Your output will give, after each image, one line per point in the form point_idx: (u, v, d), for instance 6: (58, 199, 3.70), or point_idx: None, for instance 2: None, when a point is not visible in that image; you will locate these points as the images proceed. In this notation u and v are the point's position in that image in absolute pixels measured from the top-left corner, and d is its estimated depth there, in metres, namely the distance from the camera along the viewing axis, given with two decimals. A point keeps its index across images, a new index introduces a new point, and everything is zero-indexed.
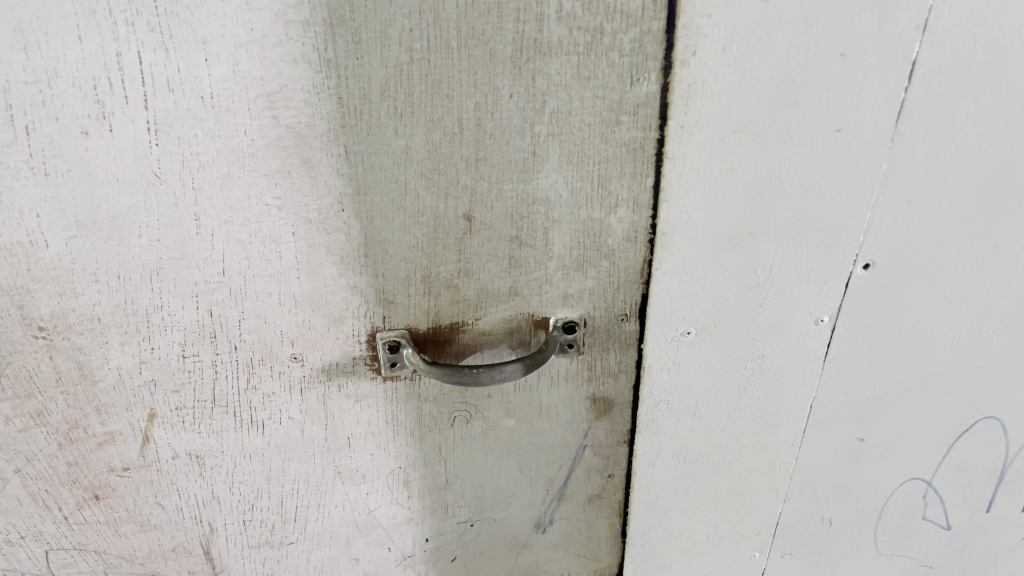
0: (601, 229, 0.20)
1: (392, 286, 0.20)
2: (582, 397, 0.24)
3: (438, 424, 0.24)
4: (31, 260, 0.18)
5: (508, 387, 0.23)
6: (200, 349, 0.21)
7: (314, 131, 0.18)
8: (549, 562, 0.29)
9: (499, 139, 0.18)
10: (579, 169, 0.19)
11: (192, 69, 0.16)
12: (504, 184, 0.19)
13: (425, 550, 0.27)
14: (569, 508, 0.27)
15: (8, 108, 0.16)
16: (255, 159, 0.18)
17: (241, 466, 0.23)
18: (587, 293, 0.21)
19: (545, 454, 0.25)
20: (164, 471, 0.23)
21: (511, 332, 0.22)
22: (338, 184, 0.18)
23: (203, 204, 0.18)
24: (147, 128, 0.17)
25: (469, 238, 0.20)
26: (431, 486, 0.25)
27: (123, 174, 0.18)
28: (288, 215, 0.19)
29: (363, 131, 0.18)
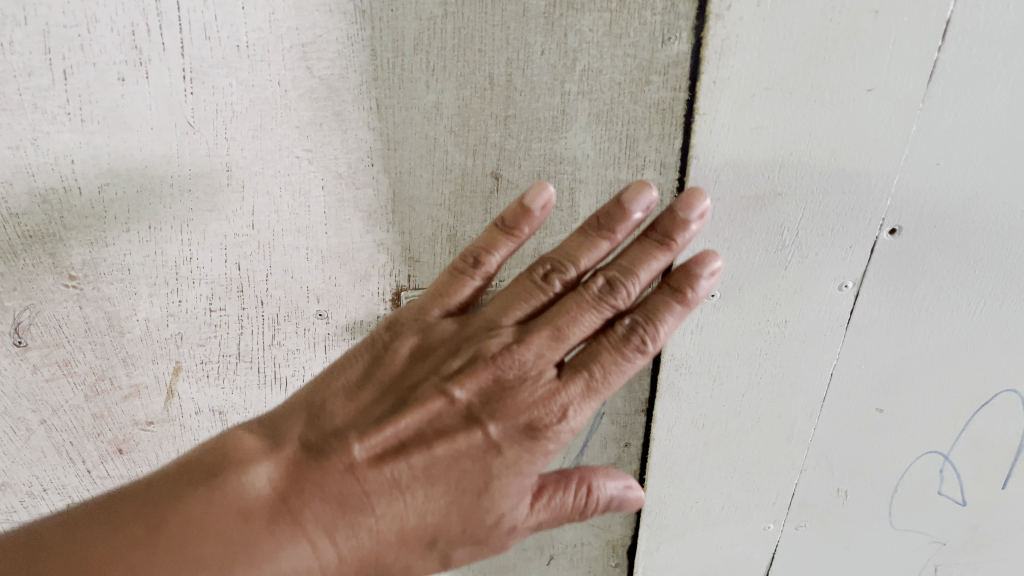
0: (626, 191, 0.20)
1: (418, 245, 0.21)
2: None
3: None
4: (64, 206, 0.19)
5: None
6: (227, 304, 0.21)
7: (347, 84, 0.18)
8: (562, 532, 0.29)
9: (529, 96, 0.18)
10: (608, 129, 0.19)
11: (229, 18, 0.17)
12: (533, 143, 0.19)
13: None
14: None
15: (46, 52, 0.16)
16: (288, 111, 0.18)
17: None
18: None
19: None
20: (187, 426, 0.23)
21: None
22: (369, 138, 0.19)
23: (234, 155, 0.18)
24: (183, 76, 0.17)
25: (495, 197, 0.20)
26: None
27: (157, 122, 0.18)
28: (319, 168, 0.19)
29: (395, 85, 0.18)
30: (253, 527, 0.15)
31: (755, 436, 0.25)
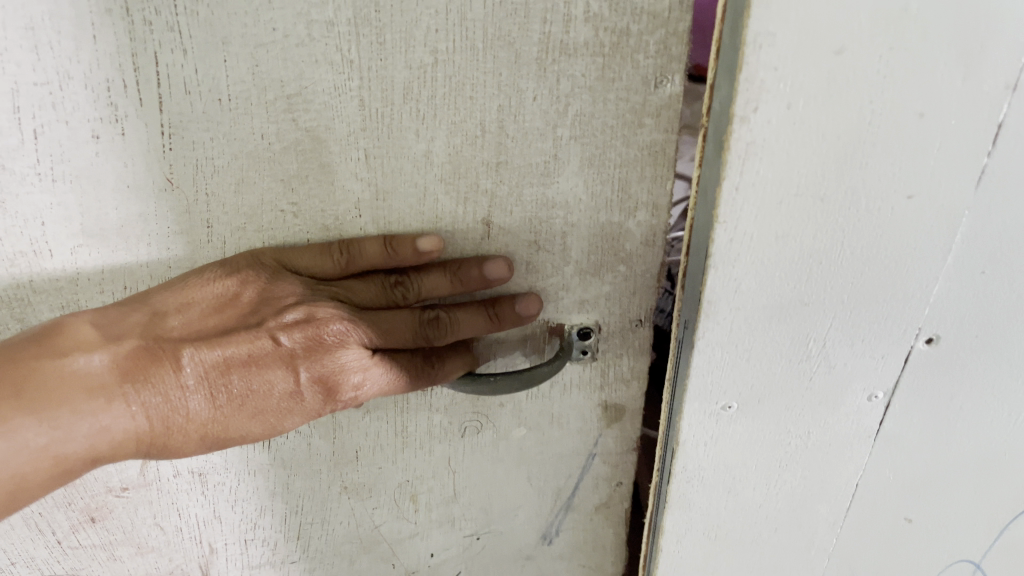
0: (619, 233, 0.20)
1: None
2: (592, 404, 0.23)
3: (449, 434, 0.23)
4: (34, 269, 0.18)
5: (522, 398, 0.23)
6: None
7: (334, 135, 0.17)
8: (554, 573, 0.29)
9: (520, 141, 0.18)
10: (599, 171, 0.19)
11: (209, 72, 0.16)
12: (523, 188, 0.19)
13: (429, 564, 0.27)
14: (575, 518, 0.27)
15: (14, 110, 0.16)
16: (273, 163, 0.17)
17: (246, 485, 0.23)
18: (602, 298, 0.21)
19: (552, 463, 0.25)
20: (163, 489, 0.22)
21: (525, 339, 0.22)
22: (356, 189, 0.18)
23: (213, 212, 0.18)
24: (162, 132, 0.16)
25: (486, 242, 0.20)
26: (439, 499, 0.25)
27: (133, 181, 0.17)
28: (304, 222, 0.18)
29: (384, 135, 0.17)
30: (95, 403, 0.17)
31: (769, 544, 0.24)
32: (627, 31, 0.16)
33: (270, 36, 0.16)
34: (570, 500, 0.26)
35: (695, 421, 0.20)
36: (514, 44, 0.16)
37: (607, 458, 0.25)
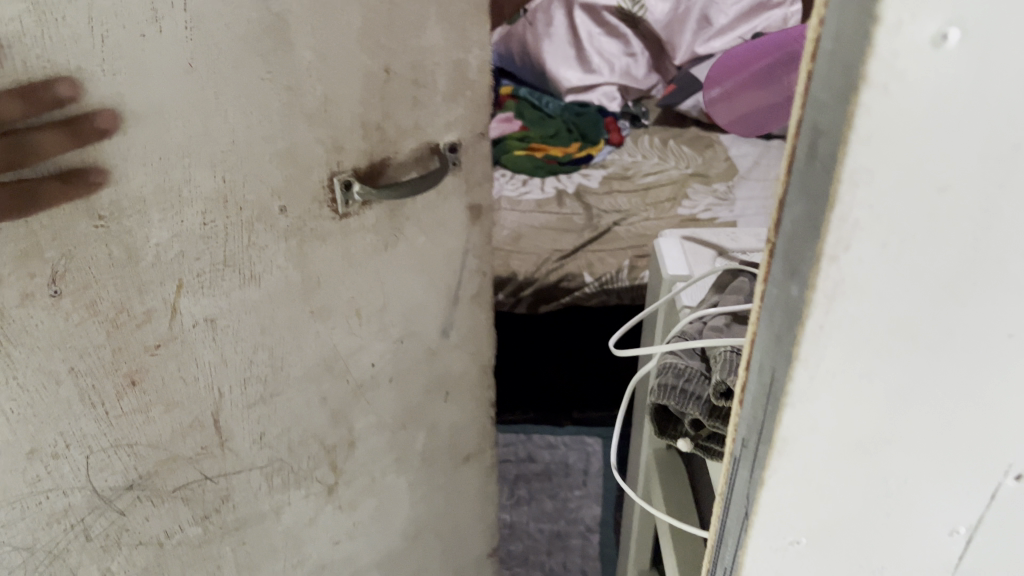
0: (464, 65, 0.31)
1: (344, 134, 0.29)
2: (461, 204, 0.34)
3: (377, 250, 0.32)
4: (97, 156, 0.24)
5: (419, 206, 0.33)
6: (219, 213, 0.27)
7: (292, 15, 0.25)
8: (451, 365, 0.39)
9: (404, 6, 0.28)
10: (449, 22, 0.29)
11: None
12: (408, 41, 0.29)
13: (372, 375, 0.35)
14: (460, 307, 0.37)
15: (89, 20, 0.22)
16: (254, 42, 0.25)
17: (248, 323, 0.30)
18: (459, 119, 0.32)
19: (442, 262, 0.35)
20: (186, 340, 0.28)
21: (418, 161, 0.31)
22: (310, 59, 0.27)
23: (227, 88, 0.25)
24: (184, 26, 0.24)
25: (388, 85, 0.29)
26: (373, 311, 0.34)
27: (167, 68, 0.24)
28: (276, 85, 0.26)
29: (322, 11, 0.26)
30: None
31: None
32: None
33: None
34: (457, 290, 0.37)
35: (764, 558, 0.20)
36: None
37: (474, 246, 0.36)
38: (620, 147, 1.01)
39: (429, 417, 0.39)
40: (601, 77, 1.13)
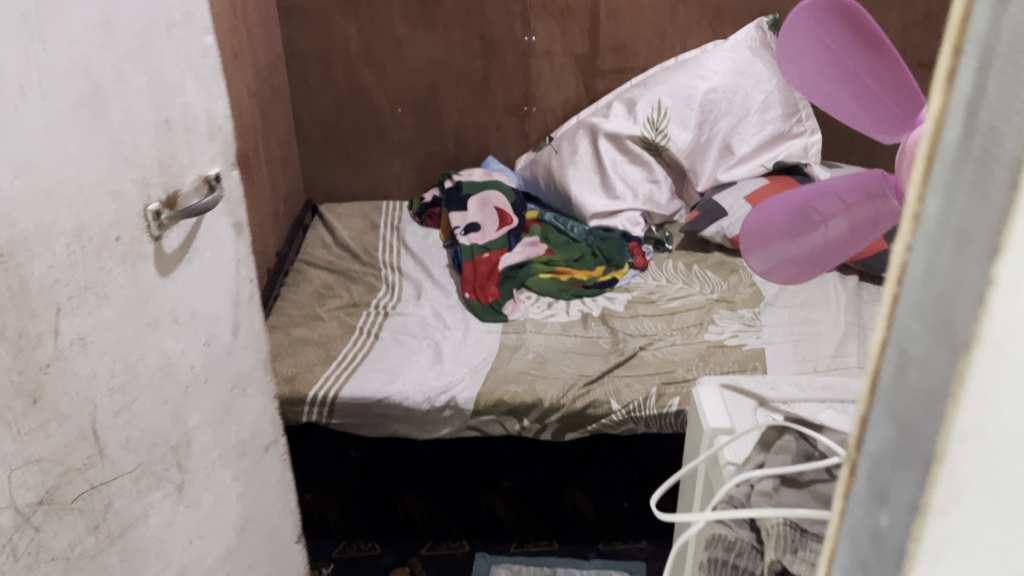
0: (189, 152, 0.53)
1: (148, 193, 0.49)
2: (206, 220, 0.57)
3: (174, 259, 0.53)
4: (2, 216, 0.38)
5: (199, 227, 0.56)
6: (80, 242, 0.43)
7: (107, 113, 0.45)
8: (216, 330, 0.59)
9: (168, 94, 0.50)
10: (195, 96, 0.54)
11: (67, 65, 0.41)
12: (167, 125, 0.50)
13: (174, 359, 0.54)
14: (212, 292, 0.58)
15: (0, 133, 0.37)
16: (86, 136, 0.43)
17: (110, 324, 0.47)
18: (195, 175, 0.54)
19: (218, 268, 0.59)
20: (58, 352, 0.43)
21: (191, 189, 0.54)
22: (123, 115, 0.46)
23: (80, 134, 0.42)
24: (37, 135, 0.39)
25: (169, 132, 0.51)
26: (173, 303, 0.53)
27: (27, 163, 0.39)
28: (93, 163, 0.44)
29: (115, 109, 0.45)
30: None
31: None
32: (174, 27, 0.51)
33: (89, 42, 0.42)
34: (235, 296, 0.62)
35: None
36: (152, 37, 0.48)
37: (236, 253, 0.62)
38: (644, 270, 1.32)
39: (214, 391, 0.60)
40: (624, 203, 1.43)
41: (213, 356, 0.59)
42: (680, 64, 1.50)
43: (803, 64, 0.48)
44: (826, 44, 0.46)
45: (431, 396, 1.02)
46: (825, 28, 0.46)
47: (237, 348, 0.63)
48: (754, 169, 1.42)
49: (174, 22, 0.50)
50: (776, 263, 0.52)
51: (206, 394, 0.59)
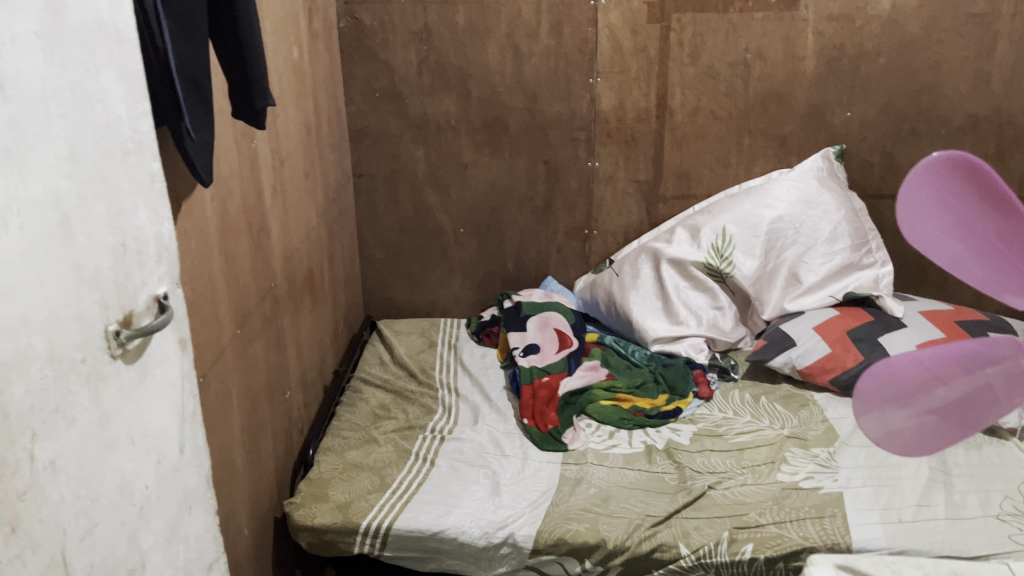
0: (36, 284, 0.73)
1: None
2: (52, 341, 0.75)
3: (17, 363, 0.70)
4: None
5: (150, 337, 0.93)
6: (51, 369, 0.75)
7: None
8: (63, 430, 0.76)
9: (18, 253, 0.70)
10: (37, 258, 0.73)
11: (36, 197, 0.72)
12: (19, 269, 0.70)
13: (32, 447, 0.72)
14: (56, 389, 0.75)
15: None
16: None
17: (77, 445, 0.78)
18: (40, 304, 0.73)
19: (168, 386, 0.97)
20: None
21: (38, 320, 0.73)
22: (84, 238, 0.80)
23: (54, 252, 0.75)
24: None
25: (15, 281, 0.69)
26: (29, 395, 0.71)
27: None
28: None
29: None
30: None
31: None
32: (127, 155, 0.87)
33: (58, 182, 0.76)
34: (181, 412, 1.01)
35: None
36: (110, 166, 0.84)
37: (182, 369, 1.01)
38: (708, 398, 2.17)
39: (67, 477, 0.77)
40: (688, 330, 2.33)
41: (164, 470, 0.96)
42: (747, 190, 2.46)
43: (934, 215, 0.86)
44: (947, 201, 0.86)
45: (490, 531, 1.73)
46: (947, 183, 0.85)
47: (184, 462, 1.02)
48: (823, 300, 2.30)
49: (127, 151, 0.87)
50: (885, 418, 0.89)
51: (158, 506, 0.95)
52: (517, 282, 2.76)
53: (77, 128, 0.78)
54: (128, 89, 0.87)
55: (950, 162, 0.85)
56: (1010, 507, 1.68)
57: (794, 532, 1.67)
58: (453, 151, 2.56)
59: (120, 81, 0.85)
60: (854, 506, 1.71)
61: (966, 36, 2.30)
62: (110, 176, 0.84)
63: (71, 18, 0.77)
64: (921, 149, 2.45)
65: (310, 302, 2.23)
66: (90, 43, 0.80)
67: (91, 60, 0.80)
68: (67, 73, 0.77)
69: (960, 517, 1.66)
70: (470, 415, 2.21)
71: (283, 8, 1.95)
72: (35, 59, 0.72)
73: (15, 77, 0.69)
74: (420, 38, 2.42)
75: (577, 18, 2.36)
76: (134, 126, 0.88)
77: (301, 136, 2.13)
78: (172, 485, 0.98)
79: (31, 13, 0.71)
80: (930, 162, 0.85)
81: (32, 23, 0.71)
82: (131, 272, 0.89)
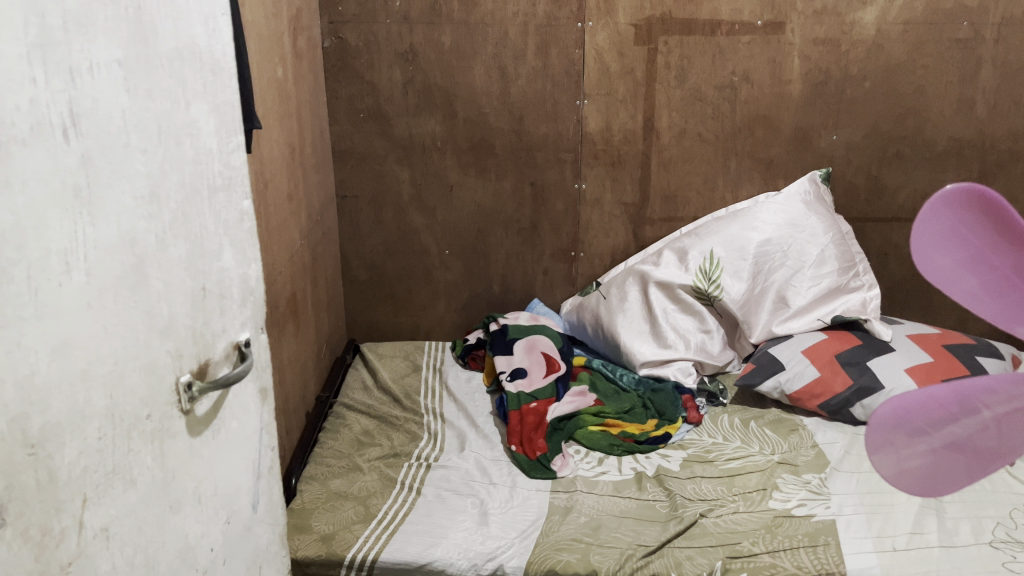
0: (103, 334, 0.68)
1: (49, 369, 0.61)
2: (114, 400, 0.70)
3: (70, 422, 0.64)
4: None
5: (229, 388, 0.92)
6: (111, 427, 0.69)
7: (22, 312, 0.58)
8: (122, 492, 0.72)
9: (77, 303, 0.64)
10: (102, 308, 0.67)
11: (108, 240, 0.67)
12: (79, 319, 0.64)
13: (84, 511, 0.66)
14: (116, 446, 0.71)
15: None
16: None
17: (136, 508, 0.74)
18: (110, 355, 0.69)
19: (244, 439, 0.98)
20: None
21: (102, 378, 0.68)
22: (159, 281, 0.76)
23: (124, 299, 0.70)
24: None
25: (70, 334, 0.63)
26: (84, 459, 0.66)
27: None
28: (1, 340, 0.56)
29: (27, 306, 0.59)
30: None
31: None
32: (215, 191, 0.87)
33: (135, 223, 0.71)
34: (257, 467, 1.03)
35: None
36: (194, 204, 0.82)
37: (260, 422, 1.03)
38: (697, 423, 2.14)
39: (121, 541, 0.72)
40: (678, 352, 2.30)
41: (233, 530, 0.96)
42: (733, 214, 2.44)
43: (948, 248, 0.77)
44: (963, 234, 0.77)
45: (478, 563, 1.66)
46: (961, 216, 0.76)
47: (256, 519, 1.04)
48: (812, 323, 2.27)
49: (216, 188, 0.88)
50: (899, 456, 0.76)
51: (224, 568, 0.94)
52: (503, 305, 2.71)
53: (158, 163, 0.75)
54: (221, 122, 0.88)
55: (963, 194, 0.76)
56: (1003, 534, 1.62)
57: (788, 562, 1.61)
58: (439, 172, 2.52)
59: (212, 114, 0.86)
60: (847, 534, 1.66)
61: (950, 60, 2.31)
62: (194, 215, 0.82)
63: (162, 46, 0.75)
64: (906, 172, 2.45)
65: (294, 327, 2.16)
66: (181, 73, 0.79)
67: (180, 90, 0.79)
68: (154, 107, 0.74)
69: (953, 545, 1.60)
70: (456, 442, 2.14)
71: (268, 29, 1.89)
72: (117, 90, 0.68)
73: (93, 111, 0.65)
74: (406, 59, 2.38)
75: (564, 39, 2.34)
76: (225, 162, 0.90)
77: (286, 157, 2.07)
78: (239, 544, 0.98)
79: (113, 41, 0.67)
80: (943, 194, 0.76)
81: (115, 50, 0.67)
82: (210, 318, 0.87)
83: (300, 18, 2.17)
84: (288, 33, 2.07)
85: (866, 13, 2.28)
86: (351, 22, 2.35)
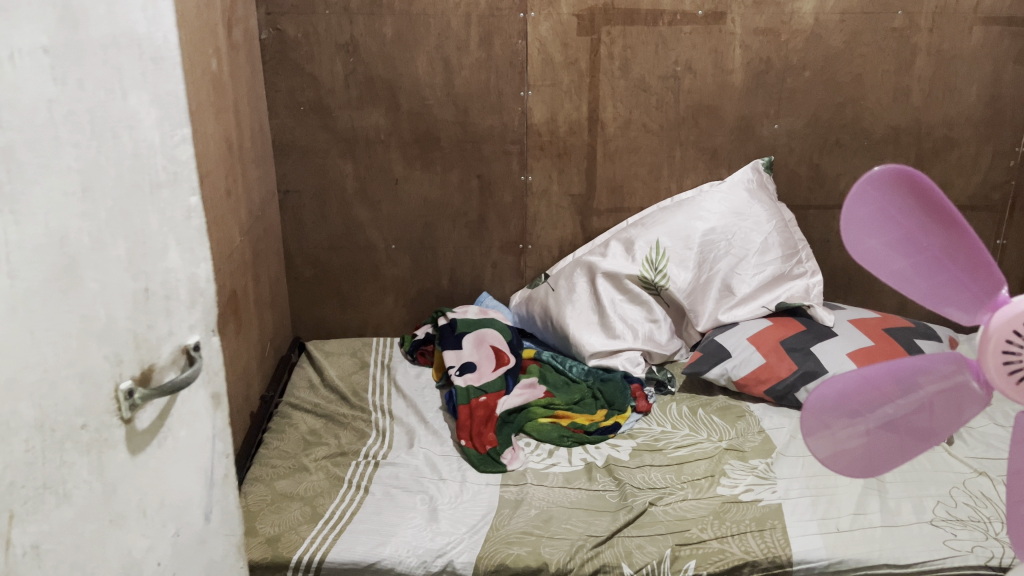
0: (29, 341, 0.63)
1: None
2: (42, 412, 0.65)
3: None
4: None
5: (175, 395, 0.87)
6: (39, 439, 0.65)
7: None
8: (55, 507, 0.68)
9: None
10: (26, 312, 0.63)
11: (34, 240, 0.63)
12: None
13: (10, 529, 0.62)
14: (46, 458, 0.66)
15: None
16: None
17: (71, 524, 0.70)
18: (38, 363, 0.65)
19: (196, 447, 0.94)
20: None
21: (28, 388, 0.64)
22: (96, 282, 0.72)
23: (54, 303, 0.66)
24: None
25: None
26: (8, 475, 0.62)
27: None
28: None
29: None
30: None
31: None
32: (159, 188, 0.82)
33: (67, 222, 0.67)
34: (210, 476, 0.99)
35: None
36: (136, 201, 0.78)
37: (213, 428, 0.99)
38: (646, 412, 2.13)
39: (54, 558, 0.68)
40: (626, 342, 2.30)
41: (183, 543, 0.91)
42: (678, 203, 2.45)
43: (880, 228, 0.85)
44: (893, 214, 0.84)
45: (428, 560, 1.63)
46: (891, 198, 0.84)
47: (208, 530, 0.99)
48: (757, 311, 2.29)
49: (160, 184, 0.82)
50: (836, 436, 0.86)
51: None
52: (452, 299, 2.67)
53: (93, 157, 0.70)
54: (165, 114, 0.83)
55: (894, 176, 0.83)
56: (943, 512, 1.65)
57: (735, 547, 1.61)
58: (384, 166, 2.47)
59: (154, 106, 0.80)
60: (792, 517, 1.67)
61: (888, 50, 2.35)
62: (137, 212, 0.78)
63: (96, 32, 0.70)
64: (845, 159, 2.49)
65: (235, 326, 2.09)
66: (119, 60, 0.74)
67: (119, 79, 0.74)
68: (87, 96, 0.69)
69: (896, 524, 1.63)
70: (405, 439, 2.10)
71: (198, 20, 1.82)
72: (43, 78, 0.63)
73: (12, 100, 0.60)
74: (347, 51, 2.32)
75: (508, 29, 2.31)
76: (168, 158, 0.84)
77: (222, 152, 2.00)
78: (190, 558, 0.93)
79: (38, 25, 0.63)
80: (875, 176, 0.83)
81: (40, 36, 0.63)
82: (155, 320, 0.82)
83: (233, 8, 2.09)
84: (221, 25, 2.00)
85: (804, 4, 2.30)
86: (290, 12, 2.29)
